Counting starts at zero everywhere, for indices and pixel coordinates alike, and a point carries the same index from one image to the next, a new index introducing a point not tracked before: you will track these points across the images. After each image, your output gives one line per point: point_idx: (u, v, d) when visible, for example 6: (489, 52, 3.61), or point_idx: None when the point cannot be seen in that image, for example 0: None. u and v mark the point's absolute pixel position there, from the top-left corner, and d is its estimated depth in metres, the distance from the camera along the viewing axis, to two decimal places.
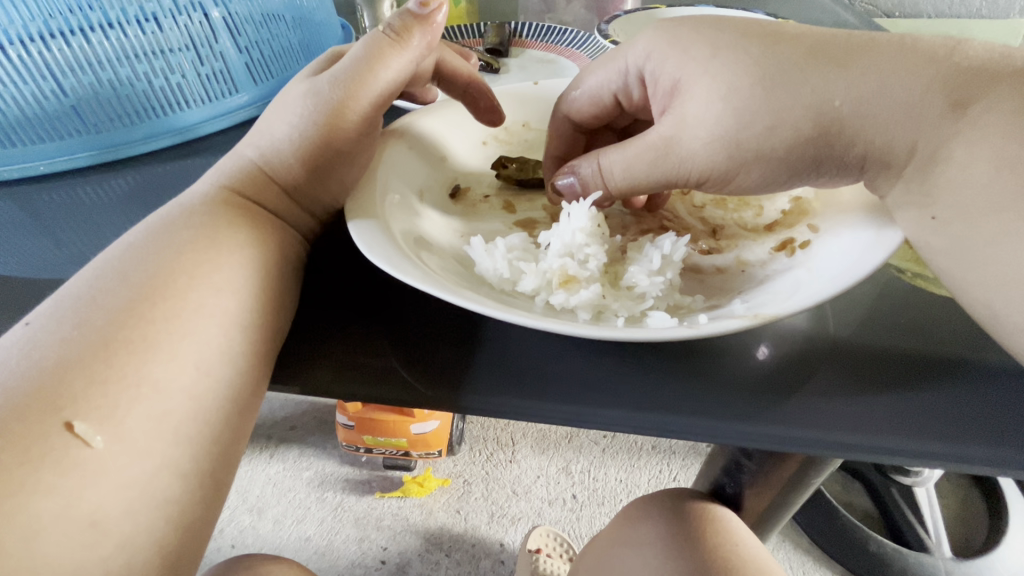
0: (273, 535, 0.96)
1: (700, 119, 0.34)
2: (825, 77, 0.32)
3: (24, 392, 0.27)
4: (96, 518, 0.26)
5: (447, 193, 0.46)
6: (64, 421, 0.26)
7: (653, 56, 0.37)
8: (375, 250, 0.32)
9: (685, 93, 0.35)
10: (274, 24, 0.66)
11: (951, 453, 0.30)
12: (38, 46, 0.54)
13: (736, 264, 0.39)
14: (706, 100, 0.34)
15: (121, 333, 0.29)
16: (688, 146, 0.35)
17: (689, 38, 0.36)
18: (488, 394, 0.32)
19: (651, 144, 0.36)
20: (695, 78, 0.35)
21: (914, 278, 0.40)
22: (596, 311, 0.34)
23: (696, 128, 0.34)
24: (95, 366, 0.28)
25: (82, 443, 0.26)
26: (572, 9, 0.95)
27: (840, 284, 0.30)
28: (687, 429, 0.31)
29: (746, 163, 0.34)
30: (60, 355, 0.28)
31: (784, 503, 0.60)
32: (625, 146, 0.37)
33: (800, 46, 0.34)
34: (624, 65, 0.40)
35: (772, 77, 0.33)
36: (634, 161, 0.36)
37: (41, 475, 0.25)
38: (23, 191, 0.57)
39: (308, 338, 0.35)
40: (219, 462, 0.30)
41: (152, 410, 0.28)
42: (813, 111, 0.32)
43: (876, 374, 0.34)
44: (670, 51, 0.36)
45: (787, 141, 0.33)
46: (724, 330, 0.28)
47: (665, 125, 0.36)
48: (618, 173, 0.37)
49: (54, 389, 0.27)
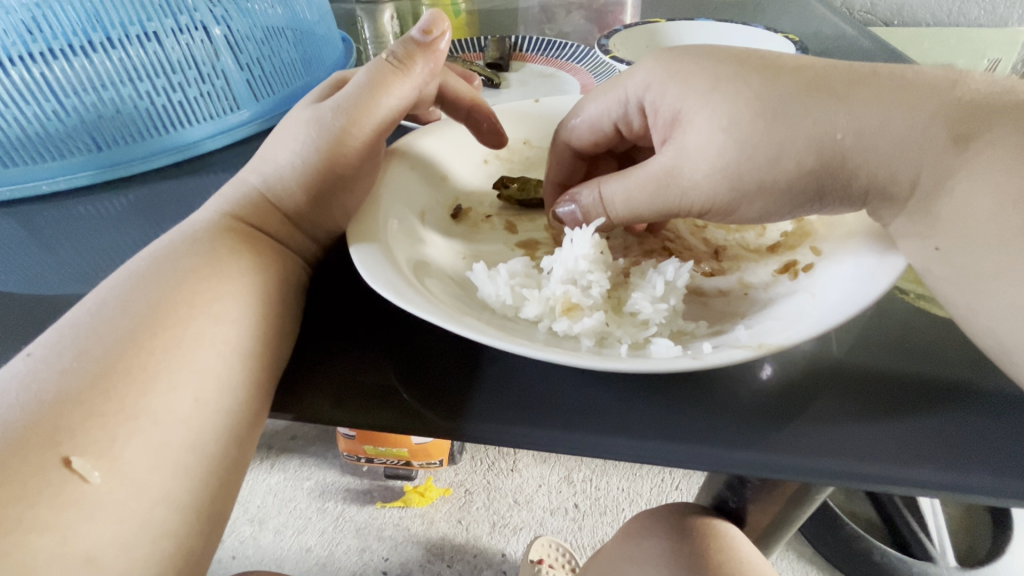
0: (273, 546, 0.96)
1: (702, 150, 0.34)
2: (826, 107, 0.32)
3: (23, 426, 0.26)
4: (92, 555, 0.25)
5: (449, 215, 0.46)
6: (61, 455, 0.26)
7: (653, 86, 0.37)
8: (377, 278, 0.32)
9: (687, 124, 0.35)
10: (275, 41, 0.66)
11: (957, 482, 0.30)
12: (41, 66, 0.54)
13: (738, 287, 0.39)
14: (707, 131, 0.34)
15: (121, 365, 0.29)
16: (690, 176, 0.35)
17: (690, 69, 0.36)
18: (490, 421, 0.32)
19: (652, 174, 0.36)
20: (696, 109, 0.35)
21: (918, 299, 0.40)
22: (599, 338, 0.33)
23: (697, 159, 0.34)
24: (94, 399, 0.28)
25: (79, 479, 0.26)
26: (572, 21, 0.96)
27: (845, 312, 0.30)
28: (691, 458, 0.31)
29: (748, 194, 0.34)
30: (61, 388, 0.28)
31: (787, 517, 0.59)
32: (627, 175, 0.37)
33: (801, 76, 0.34)
34: (624, 94, 0.40)
35: (773, 110, 0.33)
36: (635, 191, 0.36)
37: (38, 512, 0.25)
38: (23, 210, 0.57)
39: (310, 366, 0.35)
40: (219, 494, 0.30)
41: (150, 444, 0.28)
42: (815, 143, 0.32)
43: (882, 399, 0.33)
44: (670, 81, 0.36)
45: (789, 169, 0.33)
46: (728, 361, 0.28)
47: (666, 155, 0.36)
48: (619, 203, 0.37)
49: (54, 423, 0.27)
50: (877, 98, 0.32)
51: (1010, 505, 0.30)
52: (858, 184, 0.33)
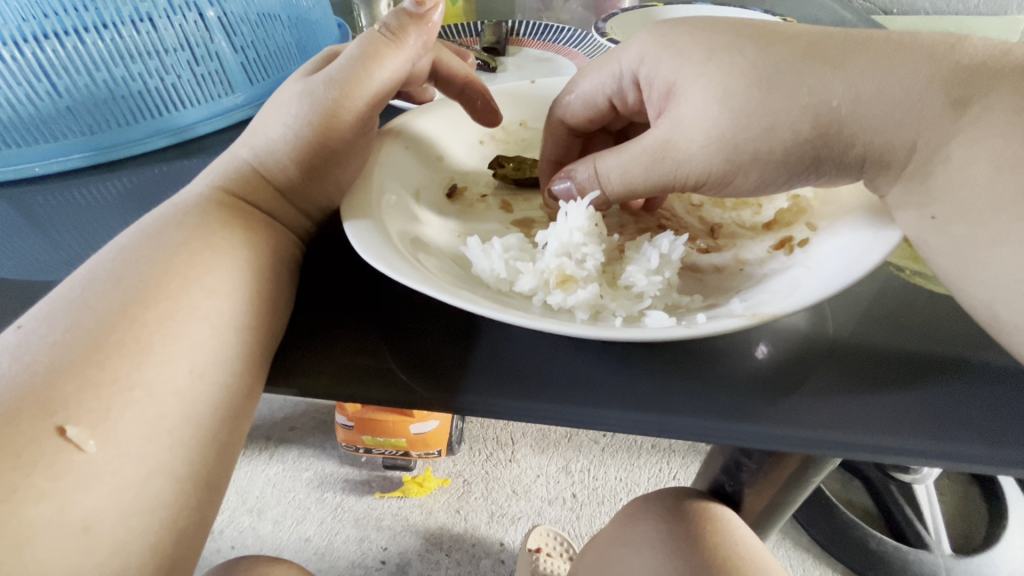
0: (273, 536, 0.96)
1: (698, 121, 0.34)
2: (824, 76, 0.32)
3: (17, 396, 0.26)
4: (89, 523, 0.25)
5: (444, 194, 0.46)
6: (56, 425, 0.26)
7: (647, 59, 0.37)
8: (371, 250, 0.32)
9: (682, 96, 0.35)
10: (270, 23, 0.66)
11: (950, 453, 0.30)
12: (32, 47, 0.53)
13: (734, 263, 0.39)
14: (702, 102, 0.34)
15: (114, 335, 0.29)
16: (686, 149, 0.35)
17: (685, 40, 0.36)
18: (485, 394, 0.32)
19: (647, 147, 0.36)
20: (691, 80, 0.34)
21: (913, 275, 0.40)
22: (594, 310, 0.33)
23: (693, 130, 0.34)
24: (87, 370, 0.28)
25: (74, 448, 0.26)
26: (570, 8, 0.96)
27: (839, 282, 0.30)
28: (686, 429, 0.31)
29: (744, 165, 0.34)
30: (54, 359, 0.28)
31: (784, 502, 0.60)
32: (622, 149, 0.37)
33: (799, 45, 0.33)
34: (619, 68, 0.40)
35: (769, 78, 0.33)
36: (631, 165, 0.36)
37: (34, 481, 0.25)
38: (18, 193, 0.57)
39: (303, 339, 0.35)
40: (216, 465, 0.30)
41: (145, 413, 0.28)
42: (811, 112, 0.32)
43: (875, 372, 0.33)
44: (665, 53, 0.36)
45: (785, 140, 0.33)
46: (722, 330, 0.28)
47: (662, 127, 0.35)
48: (614, 178, 0.37)
49: (48, 393, 0.27)
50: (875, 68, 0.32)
51: (1005, 476, 0.30)
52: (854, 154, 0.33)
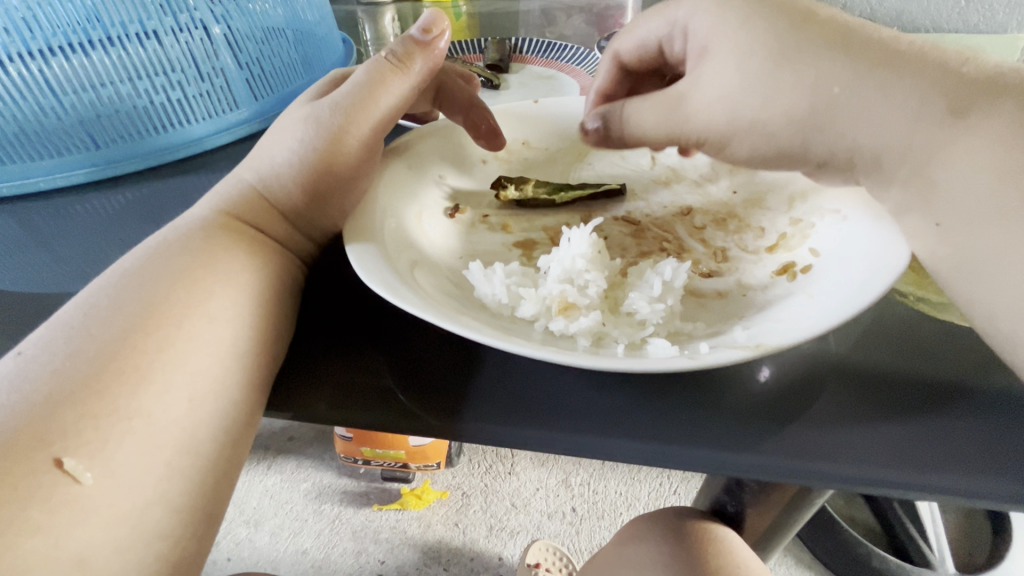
0: (270, 548, 0.95)
1: (714, 84, 0.36)
2: (832, 64, 0.33)
3: (15, 428, 0.26)
4: (84, 557, 0.25)
5: (447, 212, 0.46)
6: (53, 457, 0.26)
7: (697, 14, 0.38)
8: (373, 275, 0.32)
9: (709, 60, 0.36)
10: (275, 41, 0.66)
11: (956, 487, 0.30)
12: (39, 63, 0.54)
13: (737, 288, 0.39)
14: (723, 68, 0.36)
15: (115, 363, 0.29)
16: (698, 103, 0.38)
17: (736, 1, 0.36)
18: (487, 421, 0.32)
19: (665, 99, 0.39)
20: (721, 46, 0.36)
21: (918, 302, 0.40)
22: (596, 337, 0.33)
23: (706, 95, 0.37)
24: (87, 400, 0.28)
25: (71, 480, 0.26)
26: (572, 25, 0.97)
27: (844, 312, 0.30)
28: (690, 460, 0.31)
29: (742, 130, 0.36)
30: (52, 390, 0.28)
31: (787, 522, 0.59)
32: (649, 97, 0.41)
33: (824, 44, 0.33)
34: (674, 18, 0.40)
35: (787, 53, 0.34)
36: (647, 114, 0.40)
37: (31, 514, 0.25)
38: (22, 208, 0.57)
39: (305, 364, 0.34)
40: (215, 494, 0.29)
41: (143, 444, 0.27)
42: (812, 92, 0.33)
43: (879, 400, 0.33)
44: (713, 12, 0.37)
45: (782, 118, 0.34)
46: (724, 362, 0.28)
47: (684, 84, 0.38)
48: (632, 122, 0.42)
49: (45, 426, 0.27)
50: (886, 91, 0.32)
51: (1012, 511, 0.30)
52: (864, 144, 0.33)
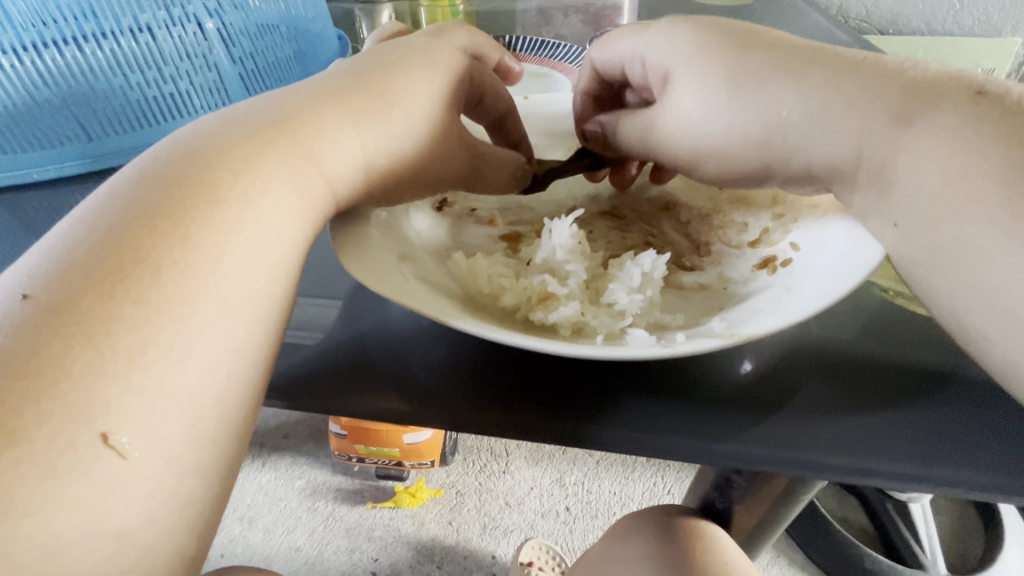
0: (263, 545, 0.95)
1: (685, 111, 0.38)
2: (780, 88, 0.35)
3: (48, 388, 0.22)
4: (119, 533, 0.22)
5: (433, 206, 0.46)
6: (98, 431, 0.22)
7: (652, 45, 0.40)
8: (353, 265, 0.32)
9: (673, 84, 0.38)
10: (269, 36, 0.67)
11: (936, 477, 0.30)
12: (32, 55, 0.54)
13: (718, 281, 0.39)
14: (688, 94, 0.37)
15: (147, 314, 0.25)
16: (665, 129, 0.40)
17: (684, 35, 0.38)
18: (471, 412, 0.32)
19: (641, 121, 0.41)
20: (681, 74, 0.38)
21: (897, 297, 0.41)
22: (576, 327, 0.33)
23: (680, 116, 0.38)
24: (126, 361, 0.24)
25: (117, 455, 0.22)
26: (568, 25, 0.97)
27: (818, 303, 0.30)
28: (671, 449, 0.31)
29: (704, 154, 0.39)
30: (87, 345, 0.23)
31: (774, 521, 0.60)
32: (632, 115, 0.42)
33: (777, 69, 0.35)
34: (635, 43, 0.41)
35: (735, 82, 0.36)
36: (632, 134, 0.42)
37: (68, 489, 0.22)
38: (15, 198, 0.57)
39: (295, 359, 0.35)
40: None
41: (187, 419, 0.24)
42: (762, 120, 0.35)
43: (856, 392, 0.34)
44: (667, 42, 0.39)
45: (736, 140, 0.37)
46: (701, 350, 0.28)
47: (655, 110, 0.40)
48: (624, 133, 0.43)
49: (79, 392, 0.23)
50: (854, 98, 0.33)
51: (998, 501, 0.30)
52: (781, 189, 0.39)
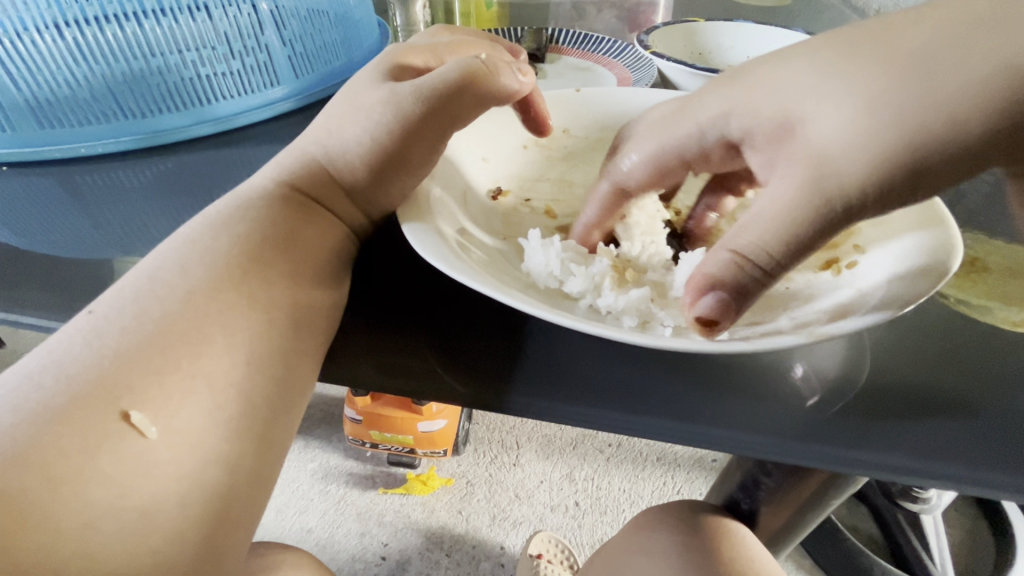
0: (275, 525, 0.97)
1: (832, 136, 0.31)
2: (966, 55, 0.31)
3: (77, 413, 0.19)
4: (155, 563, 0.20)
5: (490, 193, 0.47)
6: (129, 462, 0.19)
7: (733, 106, 0.37)
8: (427, 248, 0.33)
9: (805, 126, 0.33)
10: (317, 21, 0.67)
11: (980, 479, 0.31)
12: (93, 28, 0.55)
13: (778, 280, 0.40)
14: (839, 121, 0.32)
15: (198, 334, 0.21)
16: (841, 166, 0.31)
17: (783, 74, 0.36)
18: (532, 396, 0.35)
19: (796, 187, 0.31)
20: (815, 105, 0.33)
21: (959, 304, 0.41)
22: (642, 320, 0.36)
23: (836, 148, 0.31)
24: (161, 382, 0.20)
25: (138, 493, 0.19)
26: (603, 19, 0.99)
27: (891, 309, 0.30)
28: (716, 440, 0.33)
29: (917, 171, 0.31)
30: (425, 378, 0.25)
31: (799, 523, 0.60)
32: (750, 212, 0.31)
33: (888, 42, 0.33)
34: (696, 122, 0.38)
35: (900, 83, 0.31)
36: (779, 220, 0.30)
37: None
38: (65, 171, 0.59)
39: (356, 341, 0.37)
40: (257, 466, 0.31)
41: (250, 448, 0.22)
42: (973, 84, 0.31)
43: (911, 399, 0.34)
44: (758, 91, 0.36)
45: (951, 139, 0.31)
46: (775, 346, 0.29)
47: (802, 161, 0.32)
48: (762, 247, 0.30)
49: None
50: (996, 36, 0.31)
51: None
52: (877, 185, 0.31)
